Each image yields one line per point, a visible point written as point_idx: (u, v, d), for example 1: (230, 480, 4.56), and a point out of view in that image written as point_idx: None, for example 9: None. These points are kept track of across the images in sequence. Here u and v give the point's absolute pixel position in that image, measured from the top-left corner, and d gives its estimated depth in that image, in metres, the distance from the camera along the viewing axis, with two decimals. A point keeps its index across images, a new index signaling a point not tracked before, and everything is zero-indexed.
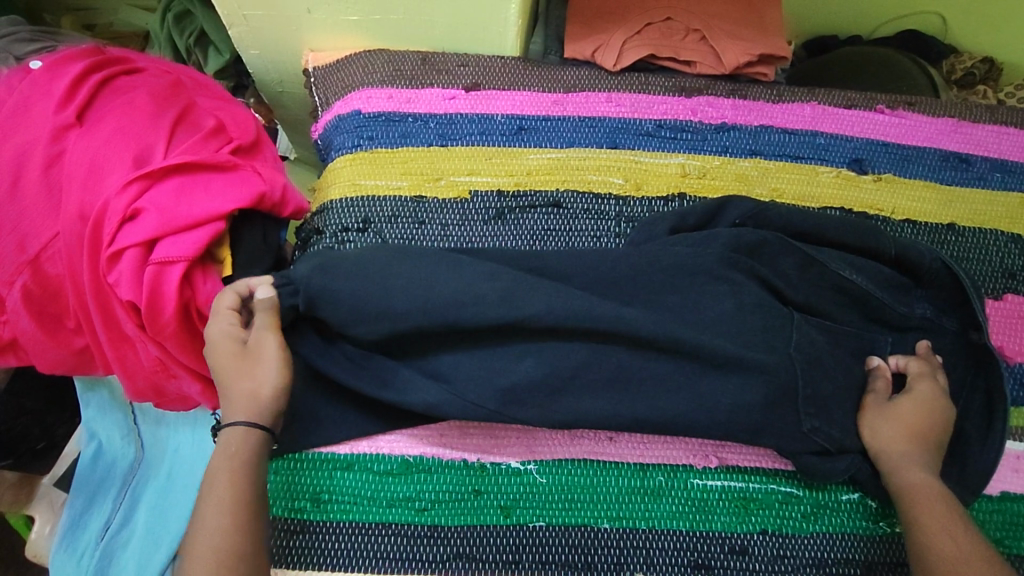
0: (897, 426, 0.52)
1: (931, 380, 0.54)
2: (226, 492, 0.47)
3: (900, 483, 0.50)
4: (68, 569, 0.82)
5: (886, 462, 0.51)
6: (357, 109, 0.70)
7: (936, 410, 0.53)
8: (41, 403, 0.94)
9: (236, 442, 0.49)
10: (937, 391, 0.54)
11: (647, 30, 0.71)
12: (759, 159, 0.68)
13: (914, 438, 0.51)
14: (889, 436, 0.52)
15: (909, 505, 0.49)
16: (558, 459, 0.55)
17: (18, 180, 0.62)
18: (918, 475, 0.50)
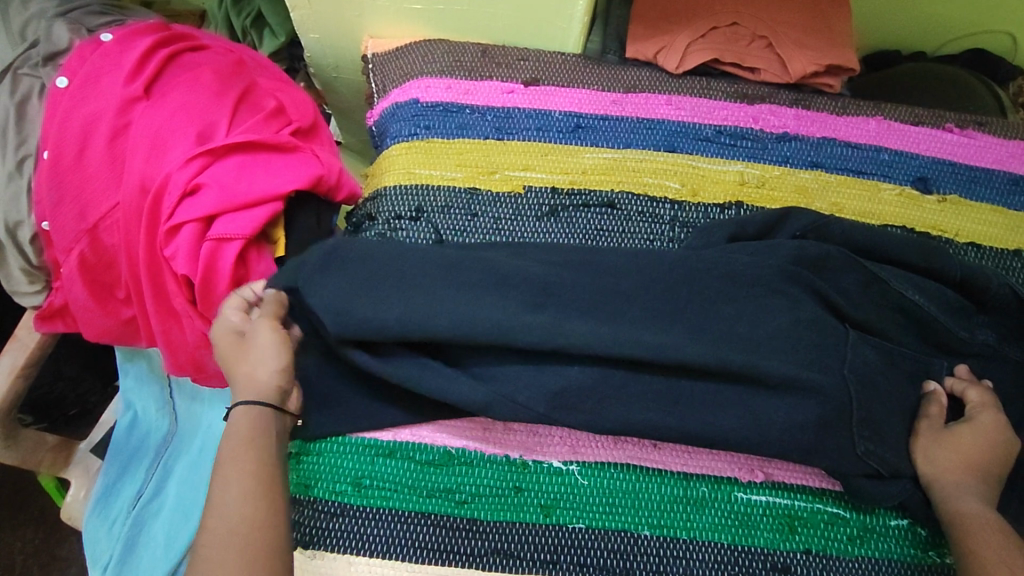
0: (952, 456, 0.50)
1: (992, 411, 0.52)
2: (245, 475, 0.46)
3: (953, 515, 0.48)
4: (100, 534, 0.84)
5: (939, 492, 0.50)
6: (415, 97, 0.70)
7: (996, 443, 0.51)
8: (77, 370, 0.98)
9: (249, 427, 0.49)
10: (998, 423, 0.52)
11: (712, 34, 0.70)
12: (820, 171, 0.66)
13: (969, 469, 0.50)
14: (943, 465, 0.50)
15: (960, 537, 0.47)
16: (601, 463, 0.55)
17: (84, 150, 0.64)
18: (974, 505, 0.48)
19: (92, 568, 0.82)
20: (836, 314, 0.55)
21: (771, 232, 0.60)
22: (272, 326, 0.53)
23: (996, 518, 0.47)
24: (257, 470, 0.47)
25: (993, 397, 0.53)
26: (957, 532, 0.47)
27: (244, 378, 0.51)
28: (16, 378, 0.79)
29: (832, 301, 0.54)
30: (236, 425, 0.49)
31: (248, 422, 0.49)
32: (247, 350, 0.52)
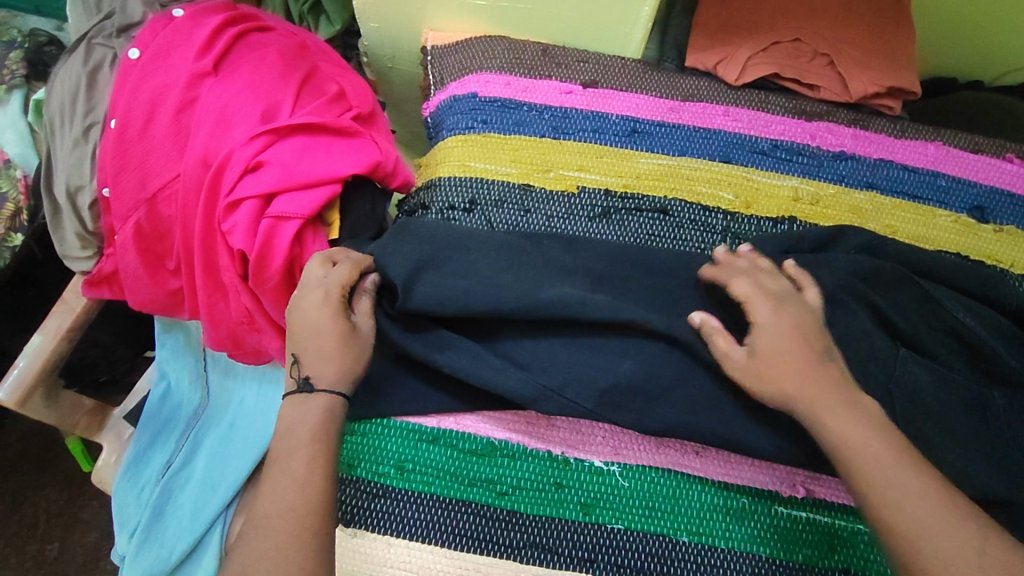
0: (777, 366, 0.49)
1: (783, 311, 0.51)
2: (303, 464, 0.48)
3: (833, 440, 0.46)
4: (128, 499, 0.85)
5: (802, 410, 0.47)
6: (474, 91, 0.71)
7: (802, 344, 0.49)
8: (112, 337, 1.00)
9: (315, 416, 0.50)
10: (805, 325, 0.50)
11: (773, 49, 0.70)
12: (875, 193, 0.66)
13: (801, 380, 0.48)
14: (765, 370, 0.49)
15: (850, 465, 0.45)
16: (642, 465, 0.55)
17: (150, 121, 0.66)
18: (846, 429, 0.46)
19: (120, 533, 0.83)
20: (887, 332, 0.55)
21: (826, 249, 0.60)
22: (364, 326, 0.54)
23: (876, 434, 0.45)
24: (313, 458, 0.48)
25: (788, 296, 0.52)
26: (846, 460, 0.45)
27: (324, 361, 0.52)
28: (62, 339, 0.80)
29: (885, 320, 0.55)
30: (305, 410, 0.51)
31: (315, 410, 0.50)
32: (338, 339, 0.52)
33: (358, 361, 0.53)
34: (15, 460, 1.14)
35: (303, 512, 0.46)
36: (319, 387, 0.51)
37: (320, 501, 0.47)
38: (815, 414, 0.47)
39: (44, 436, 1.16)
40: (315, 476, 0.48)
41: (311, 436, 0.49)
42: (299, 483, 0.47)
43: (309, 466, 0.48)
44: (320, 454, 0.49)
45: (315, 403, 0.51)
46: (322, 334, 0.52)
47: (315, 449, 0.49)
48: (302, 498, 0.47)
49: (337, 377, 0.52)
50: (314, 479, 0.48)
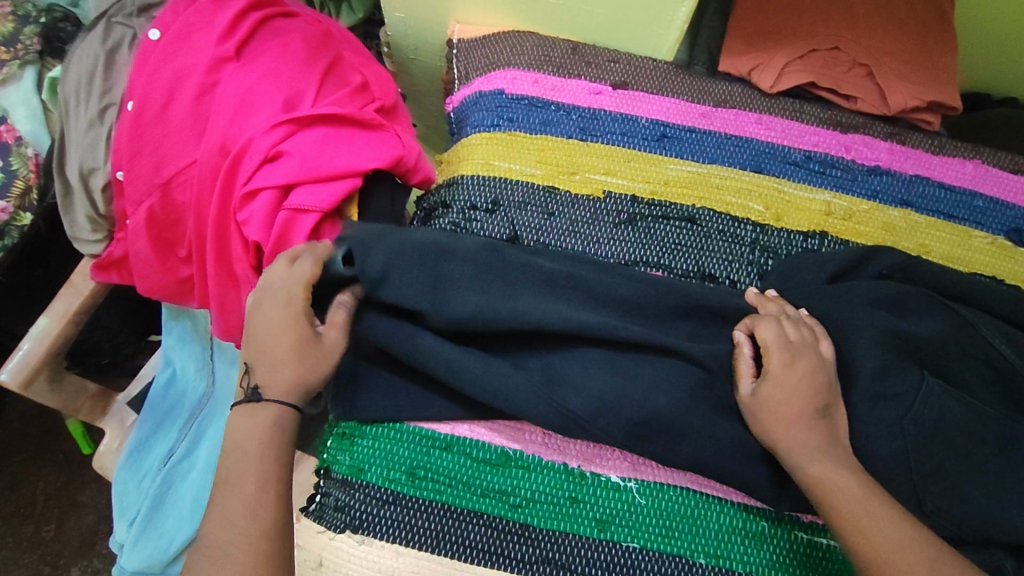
0: (774, 417, 0.50)
1: (798, 365, 0.51)
2: (257, 480, 0.47)
3: (808, 479, 0.47)
4: (129, 487, 0.84)
5: (787, 453, 0.49)
6: (500, 88, 0.69)
7: (808, 396, 0.50)
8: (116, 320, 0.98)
9: (264, 428, 0.49)
10: (817, 381, 0.51)
11: (811, 57, 0.68)
12: (910, 211, 0.64)
13: (795, 432, 0.49)
14: (766, 421, 0.50)
15: (822, 501, 0.47)
16: (660, 482, 0.53)
17: (168, 105, 0.64)
18: (822, 469, 0.47)
19: (118, 520, 0.82)
20: (920, 358, 0.53)
21: (857, 269, 0.58)
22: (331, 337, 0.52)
23: (850, 472, 0.47)
24: (267, 471, 0.47)
25: (807, 348, 0.52)
26: (818, 496, 0.47)
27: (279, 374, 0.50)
28: (68, 322, 0.79)
29: (918, 343, 0.53)
30: (255, 423, 0.49)
31: (264, 421, 0.49)
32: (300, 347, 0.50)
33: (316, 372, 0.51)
34: (13, 440, 1.12)
35: (257, 531, 0.45)
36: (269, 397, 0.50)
37: (274, 521, 0.46)
38: (805, 459, 0.48)
39: (43, 417, 1.14)
40: (269, 491, 0.47)
41: (262, 450, 0.48)
42: (252, 500, 0.46)
43: (263, 483, 0.47)
44: (273, 468, 0.48)
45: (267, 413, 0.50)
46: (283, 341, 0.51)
47: (267, 463, 0.48)
48: (254, 516, 0.45)
49: (292, 387, 0.50)
50: (270, 493, 0.47)
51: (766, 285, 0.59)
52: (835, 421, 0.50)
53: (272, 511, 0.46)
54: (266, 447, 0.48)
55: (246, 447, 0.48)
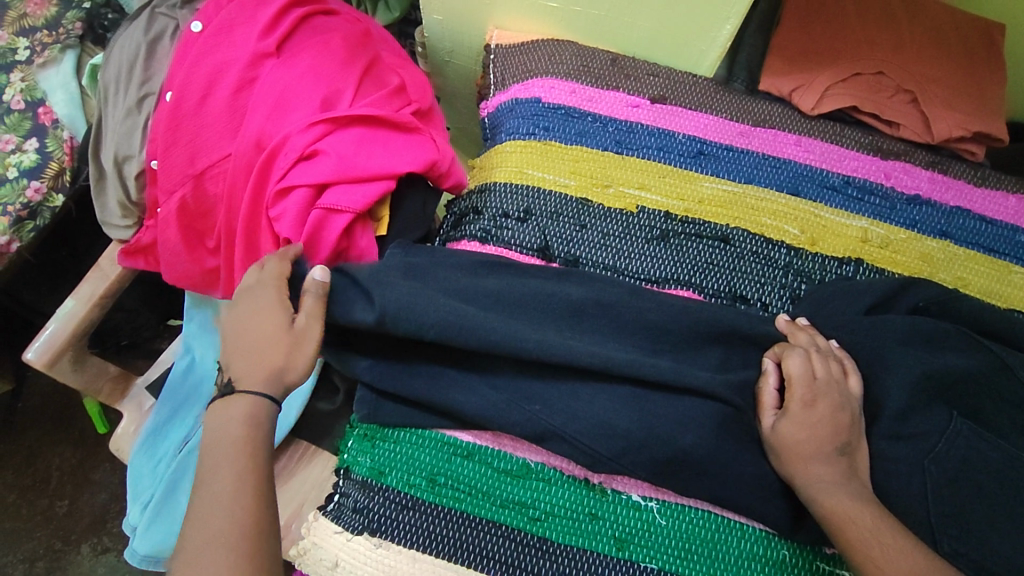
0: (794, 454, 0.49)
1: (820, 404, 0.50)
2: (237, 476, 0.46)
3: (823, 510, 0.47)
4: (144, 471, 0.83)
5: (805, 486, 0.48)
6: (538, 96, 0.68)
7: (829, 434, 0.49)
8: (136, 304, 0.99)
9: (246, 416, 0.48)
10: (837, 420, 0.50)
11: (853, 80, 0.67)
12: (948, 242, 0.63)
13: (814, 468, 0.48)
14: (786, 456, 0.50)
15: (838, 534, 0.46)
16: (682, 504, 0.53)
17: (206, 97, 0.64)
18: (842, 503, 0.46)
19: (132, 503, 0.82)
20: (955, 396, 0.52)
21: (892, 301, 0.57)
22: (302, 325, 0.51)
23: (866, 506, 0.46)
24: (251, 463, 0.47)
25: (832, 385, 0.51)
26: (833, 527, 0.46)
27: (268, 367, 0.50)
28: (94, 305, 0.79)
29: (954, 380, 0.52)
30: (235, 409, 0.49)
31: (244, 409, 0.49)
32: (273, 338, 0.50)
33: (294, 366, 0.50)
34: (31, 416, 1.14)
35: (239, 525, 0.44)
36: (247, 389, 0.49)
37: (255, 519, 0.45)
38: (825, 496, 0.47)
39: (61, 395, 1.15)
40: (251, 485, 0.46)
41: (244, 441, 0.47)
42: (233, 496, 0.45)
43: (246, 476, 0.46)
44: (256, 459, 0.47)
45: (247, 405, 0.49)
46: (266, 335, 0.50)
47: (249, 451, 0.47)
48: (236, 509, 0.44)
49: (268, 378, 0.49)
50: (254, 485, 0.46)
51: (799, 309, 0.58)
52: (856, 459, 0.49)
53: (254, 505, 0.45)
54: (247, 438, 0.48)
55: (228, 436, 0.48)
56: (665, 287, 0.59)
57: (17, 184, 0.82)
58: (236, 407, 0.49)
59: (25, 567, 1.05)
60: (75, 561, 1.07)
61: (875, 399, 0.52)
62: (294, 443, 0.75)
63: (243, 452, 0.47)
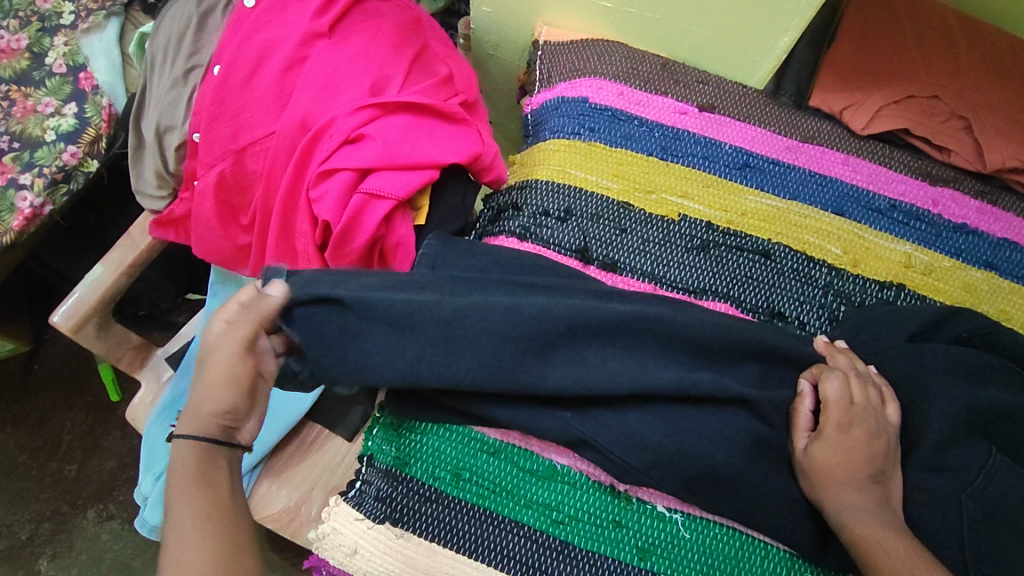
0: (826, 479, 0.48)
1: (855, 429, 0.49)
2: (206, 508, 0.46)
3: (852, 537, 0.46)
4: (158, 442, 0.82)
5: (834, 511, 0.48)
6: (585, 96, 0.68)
7: (863, 460, 0.48)
8: (157, 275, 0.98)
9: (191, 457, 0.48)
10: (872, 447, 0.49)
11: (907, 102, 0.66)
12: (993, 274, 0.62)
13: (845, 493, 0.48)
14: (817, 479, 0.49)
15: (866, 561, 0.45)
16: (707, 518, 0.52)
17: (255, 73, 0.64)
18: (872, 531, 0.46)
19: (144, 473, 0.80)
20: (991, 431, 0.51)
21: (935, 329, 0.56)
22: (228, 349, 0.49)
23: (896, 536, 0.45)
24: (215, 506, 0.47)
25: (869, 412, 0.50)
26: (861, 555, 0.46)
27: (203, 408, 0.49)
28: (122, 274, 0.79)
29: (994, 415, 0.51)
30: (180, 453, 0.48)
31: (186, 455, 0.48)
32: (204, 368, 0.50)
33: (223, 393, 0.49)
34: (46, 378, 1.14)
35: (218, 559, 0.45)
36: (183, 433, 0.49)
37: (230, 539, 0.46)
38: (853, 523, 0.47)
39: (77, 358, 1.16)
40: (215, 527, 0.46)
41: (203, 490, 0.47)
42: (210, 535, 0.45)
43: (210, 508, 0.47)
44: (218, 505, 0.47)
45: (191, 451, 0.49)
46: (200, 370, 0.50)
47: (205, 489, 0.47)
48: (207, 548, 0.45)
49: (195, 420, 0.49)
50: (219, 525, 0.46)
51: (838, 331, 0.57)
52: (889, 487, 0.49)
53: (232, 538, 0.46)
54: (199, 479, 0.47)
55: (180, 485, 0.47)
56: (702, 298, 0.59)
57: (54, 148, 0.82)
58: (178, 453, 0.48)
59: (32, 527, 1.06)
60: (79, 525, 1.07)
61: (912, 428, 0.52)
62: (306, 426, 0.75)
63: (199, 496, 0.47)
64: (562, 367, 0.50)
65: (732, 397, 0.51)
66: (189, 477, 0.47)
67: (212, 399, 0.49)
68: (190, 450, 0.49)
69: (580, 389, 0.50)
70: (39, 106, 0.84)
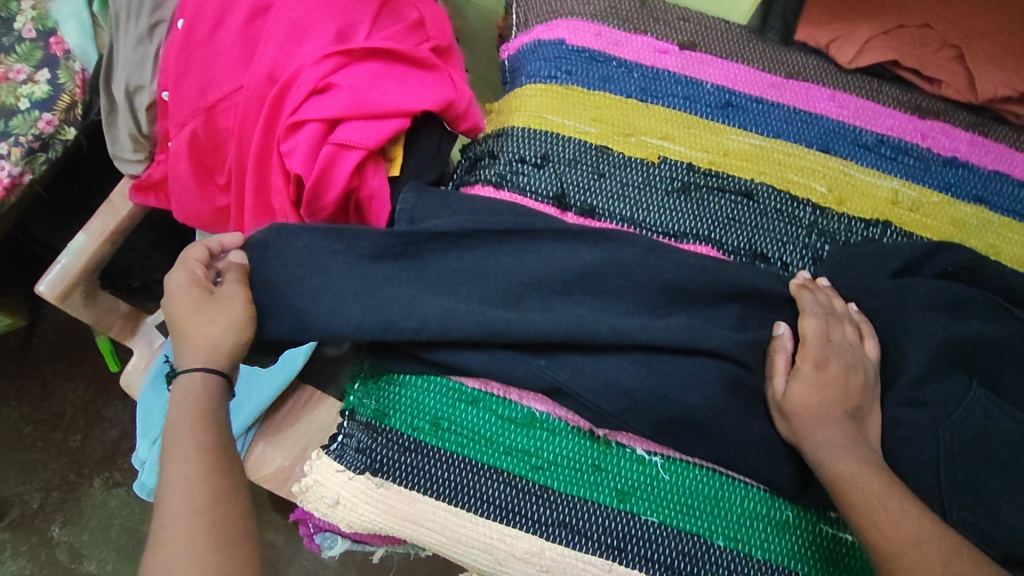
0: (803, 417, 0.48)
1: (831, 365, 0.49)
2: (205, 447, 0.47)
3: (829, 475, 0.46)
4: (151, 407, 0.81)
5: (811, 449, 0.47)
6: (561, 38, 0.65)
7: (837, 397, 0.48)
8: (146, 244, 0.98)
9: (195, 396, 0.49)
10: (848, 383, 0.49)
11: (896, 33, 0.63)
12: (983, 208, 0.60)
13: (821, 430, 0.47)
14: (795, 419, 0.48)
15: (843, 498, 0.45)
16: (686, 459, 0.52)
17: (220, 25, 0.62)
18: (848, 467, 0.46)
19: (139, 437, 0.80)
20: (971, 364, 0.50)
21: (920, 265, 0.55)
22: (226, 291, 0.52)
23: (871, 472, 0.45)
24: (213, 483, 0.46)
25: (845, 348, 0.50)
26: (837, 490, 0.45)
27: (199, 341, 0.51)
28: (105, 241, 0.78)
29: (974, 348, 0.50)
30: (182, 393, 0.49)
31: (195, 392, 0.49)
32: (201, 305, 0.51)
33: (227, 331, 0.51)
34: (44, 351, 1.15)
35: (217, 493, 0.45)
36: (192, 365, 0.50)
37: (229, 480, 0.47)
38: (826, 461, 0.46)
39: (73, 331, 1.16)
40: (208, 515, 0.44)
41: (207, 447, 0.47)
42: (213, 489, 0.46)
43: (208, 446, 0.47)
44: (219, 490, 0.46)
45: (195, 381, 0.50)
46: (201, 309, 0.51)
47: (209, 428, 0.48)
48: (200, 533, 0.44)
49: (207, 354, 0.50)
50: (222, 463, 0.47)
51: (821, 270, 0.56)
52: (866, 423, 0.48)
53: (223, 528, 0.45)
54: (200, 418, 0.48)
55: (182, 461, 0.46)
56: (683, 241, 0.57)
57: (29, 116, 0.80)
58: (189, 388, 0.49)
59: (41, 496, 1.08)
60: (88, 492, 1.09)
61: (892, 363, 0.51)
62: (299, 389, 0.73)
63: (202, 434, 0.47)
64: (534, 318, 0.50)
65: (709, 340, 0.50)
66: (192, 454, 0.46)
67: (222, 335, 0.51)
68: (195, 386, 0.49)
69: (554, 336, 0.49)
70: (11, 73, 0.81)
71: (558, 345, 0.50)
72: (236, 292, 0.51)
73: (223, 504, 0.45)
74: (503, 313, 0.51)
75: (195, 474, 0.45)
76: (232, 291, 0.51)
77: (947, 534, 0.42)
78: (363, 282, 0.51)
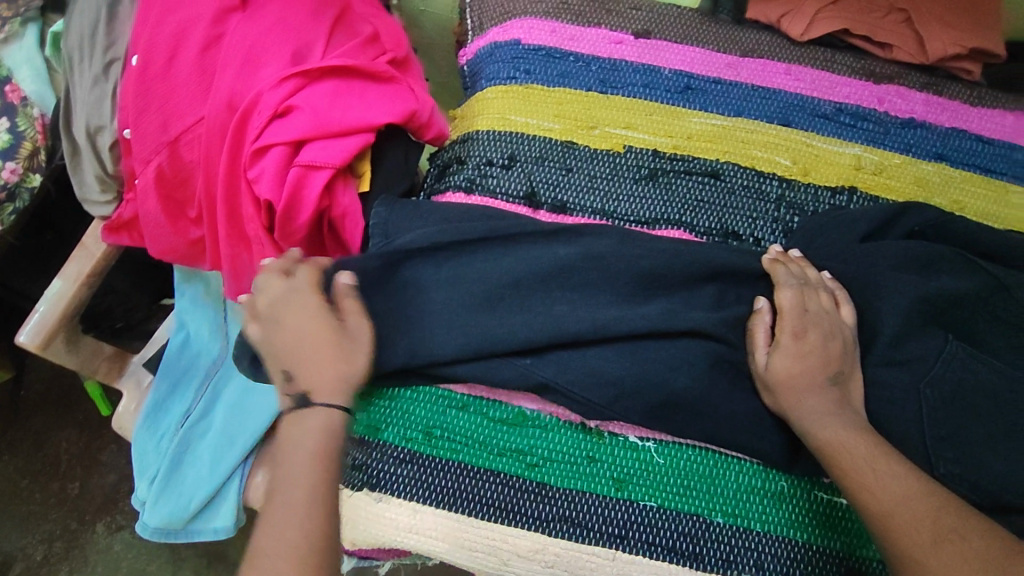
0: (788, 389, 0.49)
1: (810, 334, 0.50)
2: (310, 487, 0.46)
3: (818, 442, 0.47)
4: (146, 448, 0.77)
5: (798, 419, 0.48)
6: (517, 38, 0.66)
7: (819, 365, 0.49)
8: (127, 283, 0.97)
9: (321, 427, 0.48)
10: (828, 349, 0.50)
11: (844, 2, 0.65)
12: (944, 165, 0.61)
13: (806, 399, 0.48)
14: (780, 391, 0.49)
15: (832, 463, 0.46)
16: (678, 442, 0.53)
17: (174, 58, 0.62)
18: (835, 433, 0.46)
19: (138, 480, 0.76)
20: (945, 319, 0.51)
21: (887, 227, 0.56)
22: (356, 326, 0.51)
23: (858, 435, 0.46)
24: (313, 527, 0.45)
25: (822, 316, 0.51)
26: (828, 457, 0.46)
27: (328, 376, 0.49)
28: (81, 284, 0.76)
29: (947, 303, 0.51)
30: (305, 420, 0.48)
31: (320, 423, 0.48)
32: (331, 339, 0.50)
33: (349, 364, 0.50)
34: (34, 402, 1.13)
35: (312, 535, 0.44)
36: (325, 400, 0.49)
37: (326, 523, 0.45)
38: (814, 429, 0.47)
39: (61, 379, 1.15)
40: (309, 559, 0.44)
41: (314, 488, 0.46)
42: (314, 529, 0.45)
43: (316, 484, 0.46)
44: (314, 516, 0.45)
45: (321, 416, 0.48)
46: (316, 338, 0.50)
47: (324, 469, 0.47)
48: (301, 563, 0.43)
49: (338, 390, 0.49)
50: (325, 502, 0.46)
51: (792, 242, 0.57)
52: (849, 387, 0.49)
53: (321, 557, 0.44)
54: (318, 456, 0.47)
55: (290, 497, 0.46)
56: (656, 227, 0.58)
57: None
58: (315, 420, 0.48)
59: (45, 547, 1.07)
60: (92, 539, 1.08)
61: (870, 325, 0.52)
62: None
63: (312, 473, 0.46)
64: (515, 319, 0.51)
65: (689, 321, 0.51)
66: (299, 490, 0.45)
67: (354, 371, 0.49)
68: (323, 418, 0.48)
69: (535, 334, 0.50)
70: None
71: (542, 343, 0.51)
72: (365, 325, 0.51)
73: (319, 546, 0.44)
74: (484, 317, 0.51)
75: (299, 513, 0.45)
76: (360, 323, 0.51)
77: (936, 488, 0.43)
78: (341, 301, 0.51)
